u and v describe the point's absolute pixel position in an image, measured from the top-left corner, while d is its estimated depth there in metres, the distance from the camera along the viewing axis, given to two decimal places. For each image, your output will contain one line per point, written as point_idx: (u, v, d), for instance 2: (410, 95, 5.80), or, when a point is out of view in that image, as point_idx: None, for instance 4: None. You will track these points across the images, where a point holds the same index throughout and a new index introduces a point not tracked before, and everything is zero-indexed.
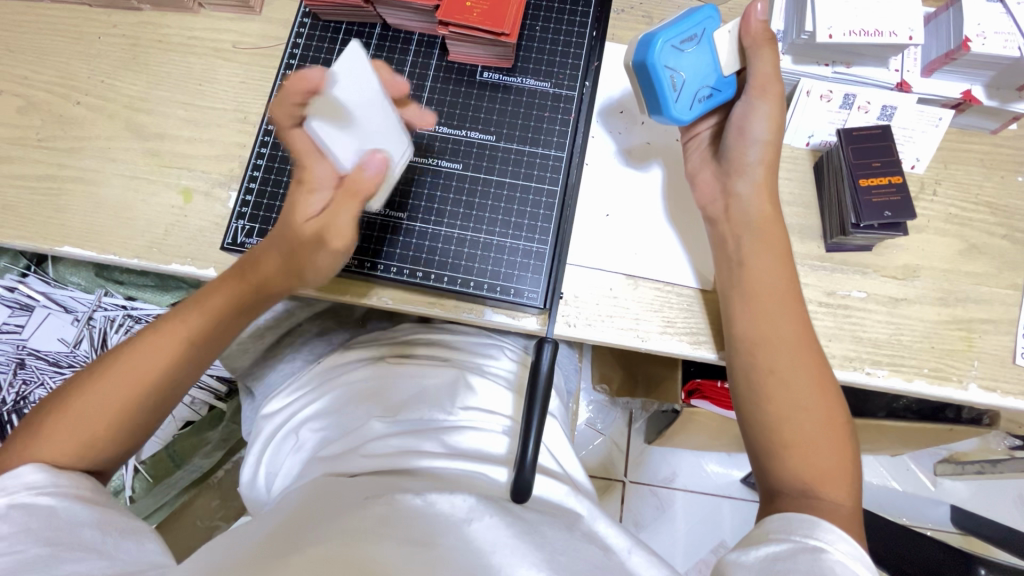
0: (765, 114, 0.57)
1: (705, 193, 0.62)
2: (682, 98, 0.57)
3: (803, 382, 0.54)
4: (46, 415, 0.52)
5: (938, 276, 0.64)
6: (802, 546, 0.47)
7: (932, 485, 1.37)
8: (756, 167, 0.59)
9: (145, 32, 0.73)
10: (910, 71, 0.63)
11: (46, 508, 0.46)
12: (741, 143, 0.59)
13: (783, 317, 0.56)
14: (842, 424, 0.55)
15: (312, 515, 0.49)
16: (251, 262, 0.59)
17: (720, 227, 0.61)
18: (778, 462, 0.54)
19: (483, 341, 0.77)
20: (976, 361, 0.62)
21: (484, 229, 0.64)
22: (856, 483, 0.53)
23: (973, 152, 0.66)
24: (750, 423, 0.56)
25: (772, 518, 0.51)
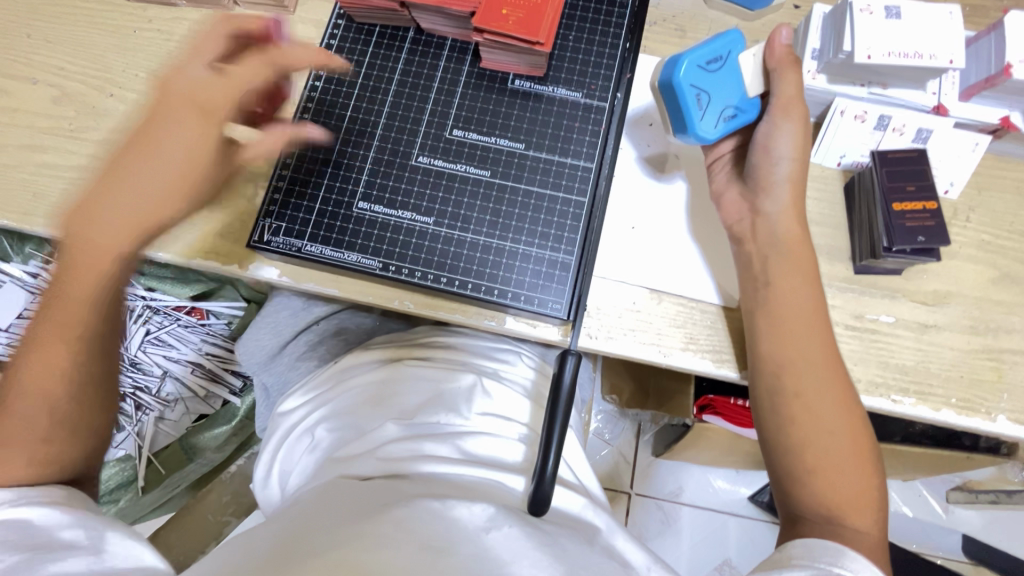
0: (791, 134, 0.57)
1: (731, 212, 0.61)
2: (707, 117, 0.57)
3: (829, 407, 0.54)
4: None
5: (969, 304, 0.63)
6: (827, 574, 0.46)
7: (944, 513, 1.34)
8: (781, 186, 0.58)
9: (180, 27, 0.74)
10: (948, 95, 0.62)
11: (19, 519, 0.47)
12: (768, 162, 0.58)
13: (811, 340, 0.55)
14: (869, 451, 0.54)
15: (332, 520, 0.48)
16: (81, 232, 0.54)
17: (745, 247, 0.60)
18: (802, 488, 0.53)
19: (501, 347, 0.77)
20: (1006, 393, 0.60)
21: (510, 238, 0.63)
22: (881, 511, 0.52)
23: (1008, 179, 0.65)
24: (774, 447, 0.55)
25: (795, 544, 0.50)
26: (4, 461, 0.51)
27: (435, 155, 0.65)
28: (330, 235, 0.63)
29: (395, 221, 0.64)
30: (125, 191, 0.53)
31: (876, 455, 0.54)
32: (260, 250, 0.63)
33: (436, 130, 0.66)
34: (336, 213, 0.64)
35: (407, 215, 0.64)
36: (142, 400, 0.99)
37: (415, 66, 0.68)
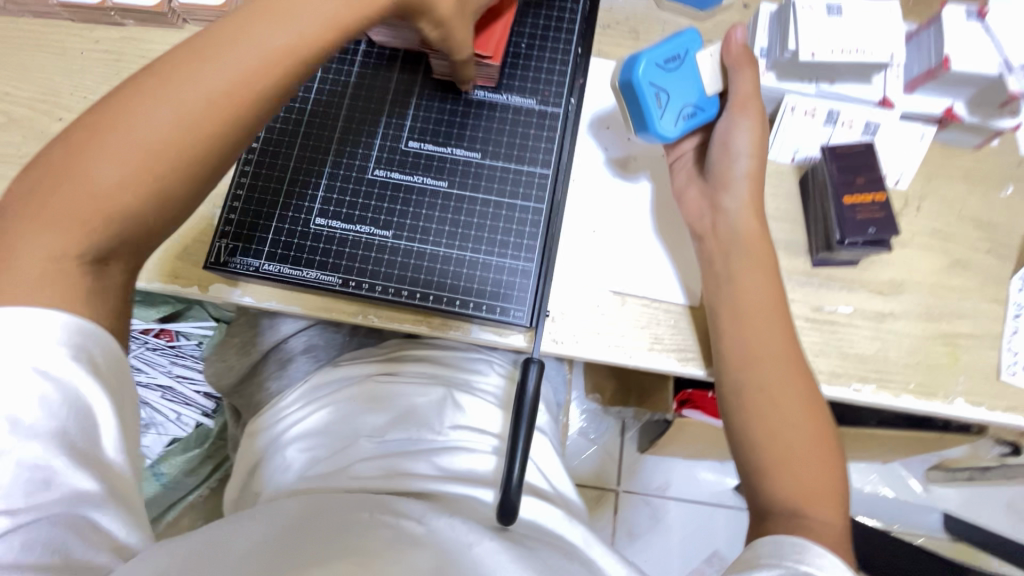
0: (749, 130, 0.57)
1: (692, 209, 0.62)
2: (666, 116, 0.58)
3: (788, 399, 0.54)
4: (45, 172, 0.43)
5: (923, 291, 0.64)
6: (794, 573, 0.47)
7: (922, 491, 1.37)
8: (741, 181, 0.58)
9: (129, 47, 0.73)
10: (893, 88, 0.63)
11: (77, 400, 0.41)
12: (729, 159, 0.58)
13: (771, 335, 0.56)
14: (830, 443, 0.54)
15: (308, 526, 0.46)
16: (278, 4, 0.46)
17: (709, 244, 0.60)
18: (767, 482, 0.53)
19: (472, 357, 0.76)
20: (962, 376, 0.62)
21: (470, 247, 0.63)
22: (843, 501, 0.53)
23: (955, 168, 0.67)
24: (738, 442, 0.56)
25: (763, 542, 0.50)
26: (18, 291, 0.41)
27: (391, 168, 0.65)
28: (287, 253, 0.62)
29: (354, 235, 0.63)
30: None
31: (837, 445, 0.55)
32: (217, 271, 0.62)
33: (391, 142, 0.66)
34: (293, 231, 0.63)
35: (366, 229, 0.63)
36: None
37: (367, 78, 0.68)
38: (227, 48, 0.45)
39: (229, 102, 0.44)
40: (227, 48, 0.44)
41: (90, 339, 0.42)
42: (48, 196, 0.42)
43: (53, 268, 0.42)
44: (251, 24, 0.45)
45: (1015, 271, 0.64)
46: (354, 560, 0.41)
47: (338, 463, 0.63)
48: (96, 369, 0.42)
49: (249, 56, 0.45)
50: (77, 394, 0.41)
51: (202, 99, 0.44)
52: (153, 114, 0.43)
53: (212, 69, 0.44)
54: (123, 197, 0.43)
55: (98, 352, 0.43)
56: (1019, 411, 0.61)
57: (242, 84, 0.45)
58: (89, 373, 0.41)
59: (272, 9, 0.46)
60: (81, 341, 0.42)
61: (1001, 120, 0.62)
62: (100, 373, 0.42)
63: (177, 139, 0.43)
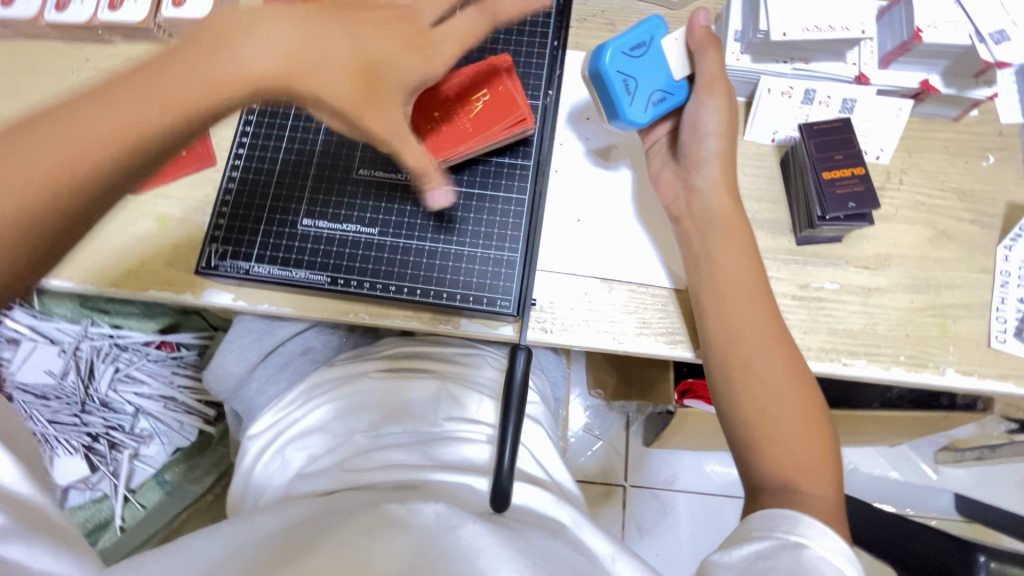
0: (716, 110, 0.58)
1: (668, 192, 0.63)
2: (637, 100, 0.59)
3: (774, 373, 0.55)
4: None
5: (910, 264, 0.64)
6: (785, 543, 0.47)
7: (934, 474, 1.36)
8: (711, 162, 0.60)
9: (117, 63, 0.74)
10: (868, 64, 0.64)
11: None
12: (697, 140, 0.60)
13: (753, 311, 0.56)
14: (819, 414, 0.55)
15: (299, 529, 0.47)
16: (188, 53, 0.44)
17: (685, 225, 0.61)
18: (758, 457, 0.54)
19: (467, 352, 0.78)
20: (952, 346, 0.62)
21: (455, 241, 0.64)
22: (836, 473, 0.53)
23: (936, 140, 0.67)
24: (728, 418, 0.56)
25: (756, 516, 0.51)
26: None
27: (375, 167, 0.66)
28: (277, 255, 0.64)
29: (341, 234, 0.64)
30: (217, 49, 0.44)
31: (826, 417, 0.55)
32: (209, 276, 0.64)
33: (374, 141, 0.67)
34: (282, 232, 0.64)
35: (352, 227, 0.64)
36: (114, 440, 0.96)
37: None
38: (146, 91, 0.42)
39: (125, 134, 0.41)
40: (152, 91, 0.41)
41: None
42: None
43: None
44: (177, 66, 0.43)
45: (1001, 239, 0.64)
46: (333, 555, 0.41)
47: (336, 460, 0.64)
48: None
49: (175, 97, 0.42)
50: None
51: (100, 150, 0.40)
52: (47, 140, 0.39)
53: (131, 109, 0.41)
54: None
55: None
56: (1010, 378, 0.61)
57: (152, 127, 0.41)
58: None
59: (192, 55, 0.44)
60: None
61: (978, 90, 0.62)
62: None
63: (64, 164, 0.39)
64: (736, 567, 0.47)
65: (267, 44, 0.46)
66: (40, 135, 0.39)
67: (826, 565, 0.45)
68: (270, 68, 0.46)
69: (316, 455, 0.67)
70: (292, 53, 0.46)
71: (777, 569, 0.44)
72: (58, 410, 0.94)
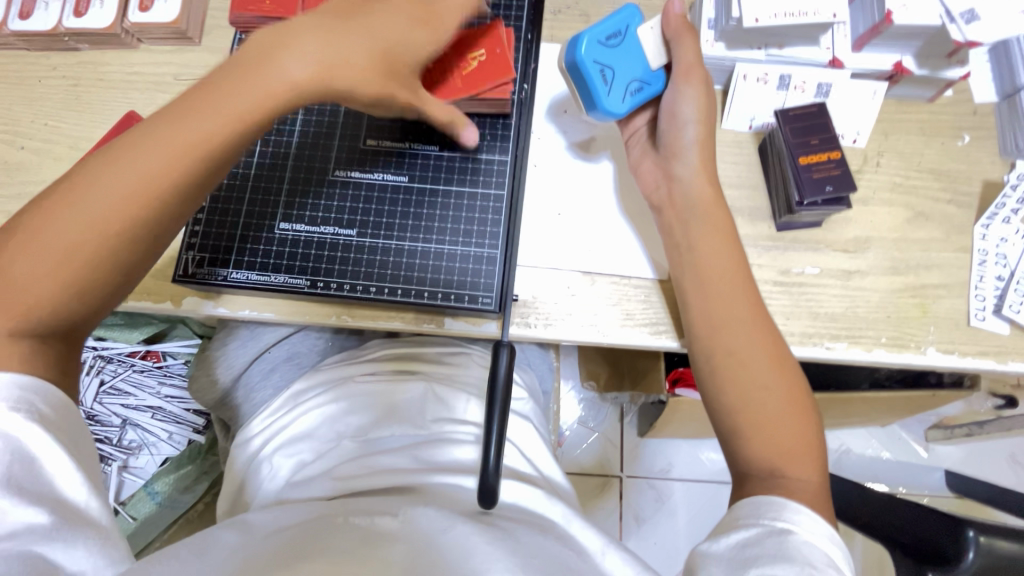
0: (693, 97, 0.58)
1: (649, 181, 0.63)
2: (613, 91, 0.58)
3: (757, 360, 0.55)
4: (27, 215, 0.45)
5: (889, 246, 0.64)
6: (770, 530, 0.47)
7: (924, 452, 1.37)
8: (690, 150, 0.59)
9: (86, 71, 0.73)
10: (841, 48, 0.64)
11: (23, 446, 0.41)
12: (675, 128, 0.59)
13: (736, 299, 0.56)
14: (804, 399, 0.55)
15: (293, 534, 0.46)
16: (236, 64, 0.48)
17: (666, 215, 0.61)
18: (743, 445, 0.54)
19: (452, 351, 0.78)
20: (932, 326, 0.62)
21: (435, 240, 0.64)
22: (821, 458, 0.54)
23: (911, 121, 0.67)
24: (714, 406, 0.56)
25: (743, 504, 0.51)
26: None
27: (352, 167, 0.66)
28: (255, 260, 0.63)
29: (320, 237, 0.64)
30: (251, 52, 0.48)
31: (811, 403, 0.55)
32: (186, 284, 0.63)
33: (350, 142, 0.66)
34: (260, 237, 0.64)
35: (330, 230, 0.64)
36: (103, 452, 0.97)
37: None
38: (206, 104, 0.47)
39: (187, 148, 0.46)
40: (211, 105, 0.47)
41: (51, 399, 0.44)
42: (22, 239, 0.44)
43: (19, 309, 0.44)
44: (230, 82, 0.47)
45: (978, 218, 0.65)
46: (329, 560, 0.40)
47: (325, 465, 0.64)
48: (58, 424, 0.43)
49: (229, 108, 0.47)
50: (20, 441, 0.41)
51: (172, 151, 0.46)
52: (128, 163, 0.45)
53: (195, 120, 0.46)
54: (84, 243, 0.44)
55: (57, 409, 0.44)
56: (990, 355, 0.61)
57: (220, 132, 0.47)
58: (36, 421, 0.42)
59: (241, 72, 0.47)
60: (28, 394, 0.43)
61: (950, 70, 0.63)
62: (48, 421, 0.43)
63: (143, 183, 0.45)
64: (723, 556, 0.47)
65: (295, 62, 0.48)
66: (118, 156, 0.46)
67: (812, 550, 0.45)
68: (306, 75, 0.48)
69: (305, 461, 0.67)
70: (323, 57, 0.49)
71: (763, 557, 0.45)
72: None
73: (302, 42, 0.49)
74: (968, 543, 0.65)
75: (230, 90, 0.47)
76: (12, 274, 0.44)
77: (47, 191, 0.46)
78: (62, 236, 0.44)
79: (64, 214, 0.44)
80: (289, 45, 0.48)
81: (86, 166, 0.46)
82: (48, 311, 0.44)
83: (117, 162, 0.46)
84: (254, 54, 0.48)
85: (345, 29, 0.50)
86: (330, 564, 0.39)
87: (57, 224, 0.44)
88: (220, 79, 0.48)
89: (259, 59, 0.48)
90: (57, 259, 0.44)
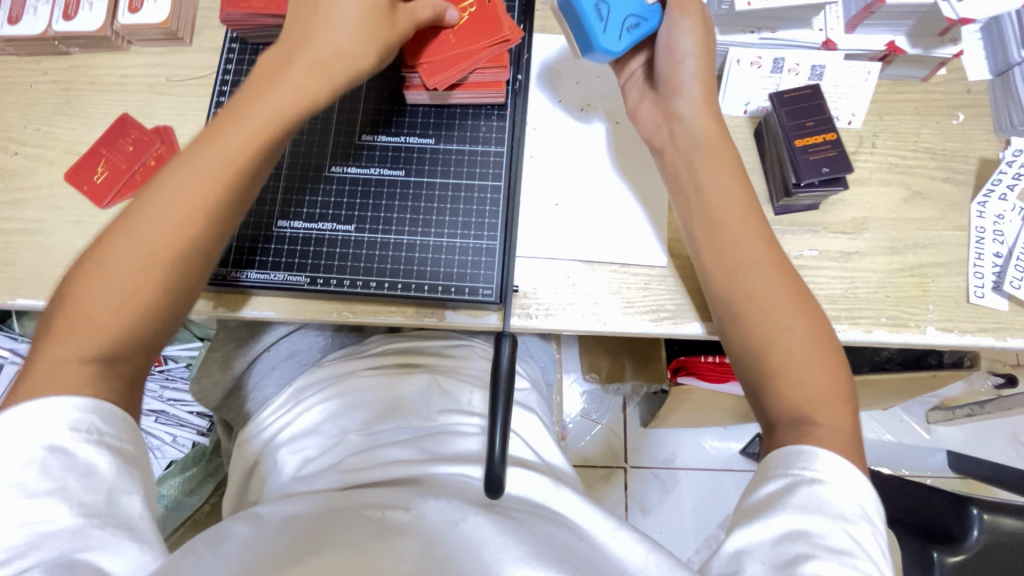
0: (690, 29, 0.56)
1: (649, 124, 0.62)
2: (610, 28, 0.56)
3: (776, 299, 0.54)
4: (91, 256, 0.48)
5: (886, 226, 0.65)
6: (800, 479, 0.47)
7: (926, 433, 1.38)
8: (692, 85, 0.58)
9: (77, 75, 0.73)
10: (834, 29, 0.64)
11: (84, 465, 0.41)
12: (675, 64, 0.58)
13: (748, 239, 0.56)
14: (824, 334, 0.54)
15: (301, 527, 0.46)
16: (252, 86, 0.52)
17: (670, 155, 0.60)
18: (769, 390, 0.53)
19: (453, 344, 0.78)
20: (931, 305, 0.63)
21: (433, 232, 0.64)
22: (849, 400, 0.52)
23: (905, 101, 0.67)
24: (732, 350, 0.56)
25: (773, 454, 0.51)
26: (59, 363, 0.45)
27: (347, 163, 0.66)
28: (253, 257, 0.63)
29: (317, 234, 0.64)
30: (262, 73, 0.52)
31: (834, 342, 0.54)
32: None
33: (345, 137, 0.66)
34: (257, 236, 0.63)
35: (328, 226, 0.64)
36: None
37: None
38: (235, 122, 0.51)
39: (227, 159, 0.50)
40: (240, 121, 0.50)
41: (122, 425, 0.45)
42: (93, 278, 0.47)
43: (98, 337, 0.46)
44: (251, 98, 0.51)
45: (975, 196, 0.65)
46: (342, 557, 0.40)
47: (331, 460, 0.63)
48: (123, 449, 0.44)
49: (254, 122, 0.51)
50: (78, 458, 0.41)
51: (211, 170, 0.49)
52: (169, 190, 0.49)
53: (226, 135, 0.50)
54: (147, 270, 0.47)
55: (127, 435, 0.45)
56: (990, 332, 0.62)
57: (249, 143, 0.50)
58: (99, 441, 0.43)
59: (257, 88, 0.52)
60: (97, 415, 0.44)
61: (944, 49, 0.63)
62: (110, 442, 0.44)
63: (192, 202, 0.49)
64: (750, 508, 0.48)
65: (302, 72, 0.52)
66: (165, 185, 0.49)
67: (840, 499, 0.46)
68: (309, 79, 0.52)
69: (311, 457, 0.66)
70: (323, 62, 0.52)
71: (791, 507, 0.45)
72: None
73: (299, 50, 0.52)
74: (971, 520, 0.66)
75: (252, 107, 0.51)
76: (88, 313, 0.46)
77: (102, 234, 0.49)
78: (132, 263, 0.47)
79: (131, 242, 0.47)
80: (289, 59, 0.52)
81: (140, 201, 0.49)
82: (122, 330, 0.47)
83: (166, 190, 0.49)
84: (266, 73, 0.52)
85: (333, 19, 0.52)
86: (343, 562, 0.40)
87: (121, 256, 0.47)
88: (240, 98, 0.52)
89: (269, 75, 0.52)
90: (128, 287, 0.47)
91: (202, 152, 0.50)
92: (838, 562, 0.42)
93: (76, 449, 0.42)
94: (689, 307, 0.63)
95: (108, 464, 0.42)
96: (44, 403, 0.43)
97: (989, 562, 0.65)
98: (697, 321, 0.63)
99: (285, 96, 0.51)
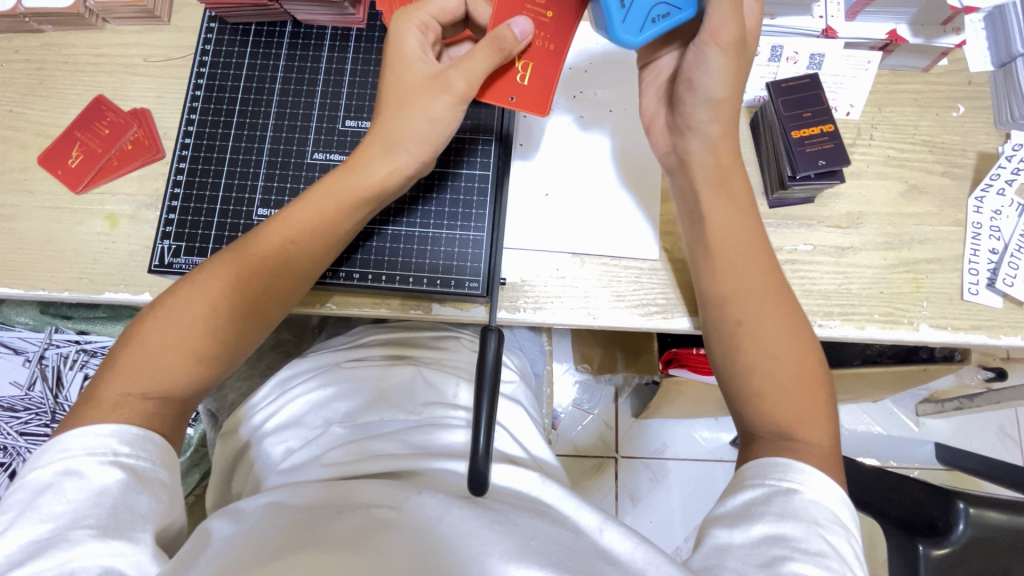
0: (720, 67, 0.50)
1: (661, 143, 0.60)
2: (632, 17, 0.50)
3: (773, 328, 0.52)
4: (167, 294, 0.53)
5: (882, 221, 0.63)
6: (777, 489, 0.47)
7: (915, 426, 1.38)
8: (710, 126, 0.54)
9: (49, 54, 0.70)
10: (836, 16, 0.62)
11: (95, 485, 0.43)
12: (693, 99, 0.53)
13: (757, 265, 0.54)
14: (812, 354, 0.53)
15: (283, 519, 0.45)
16: (368, 151, 0.54)
17: (681, 179, 0.58)
18: (753, 409, 0.52)
19: (440, 335, 0.77)
20: (925, 301, 0.62)
21: (419, 224, 0.63)
22: (833, 423, 0.52)
23: (905, 92, 0.66)
24: (723, 370, 0.54)
25: (750, 464, 0.51)
26: (126, 402, 0.48)
27: (330, 150, 0.66)
28: None
29: None
30: (367, 142, 0.55)
31: (822, 371, 0.53)
32: (162, 274, 0.63)
33: (328, 124, 0.66)
34: (236, 225, 0.64)
35: None
36: None
37: (298, 61, 0.68)
38: (325, 188, 0.55)
39: (310, 234, 0.54)
40: (331, 189, 0.54)
41: (147, 444, 0.47)
42: (166, 315, 0.51)
43: (156, 378, 0.49)
44: (349, 165, 0.55)
45: (972, 191, 0.64)
46: (327, 553, 0.39)
47: (313, 452, 0.61)
48: (143, 468, 0.46)
49: (335, 192, 0.54)
50: (89, 478, 0.43)
51: (287, 235, 0.54)
52: (249, 249, 0.53)
53: (309, 205, 0.54)
54: (209, 323, 0.51)
55: (151, 454, 0.47)
56: (983, 329, 0.61)
57: (320, 213, 0.54)
58: (114, 463, 0.44)
59: (361, 153, 0.55)
60: (132, 439, 0.46)
61: (947, 37, 0.61)
62: (125, 463, 0.45)
63: (258, 265, 0.53)
64: (726, 518, 0.47)
65: (406, 140, 0.54)
66: (251, 242, 0.54)
67: (818, 508, 0.46)
68: (410, 152, 0.54)
69: (293, 448, 0.65)
70: (430, 132, 0.53)
71: (764, 517, 0.45)
72: (30, 420, 0.95)
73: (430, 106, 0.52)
74: (958, 515, 0.66)
75: (363, 170, 0.54)
76: (151, 348, 0.50)
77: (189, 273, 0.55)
78: (191, 309, 0.51)
79: (196, 292, 0.52)
80: (405, 120, 0.53)
81: (216, 256, 0.54)
82: (174, 374, 0.50)
83: (248, 250, 0.53)
84: (380, 135, 0.54)
85: (403, 105, 0.53)
86: (323, 557, 0.38)
87: (192, 302, 0.51)
88: (346, 166, 0.55)
89: (380, 144, 0.54)
90: (189, 335, 0.51)
91: (294, 215, 0.54)
92: (815, 565, 0.41)
93: (95, 471, 0.44)
94: (679, 301, 0.62)
95: (120, 481, 0.44)
96: (81, 428, 0.46)
97: (973, 558, 0.65)
98: (687, 315, 0.62)
99: (361, 169, 0.54)
